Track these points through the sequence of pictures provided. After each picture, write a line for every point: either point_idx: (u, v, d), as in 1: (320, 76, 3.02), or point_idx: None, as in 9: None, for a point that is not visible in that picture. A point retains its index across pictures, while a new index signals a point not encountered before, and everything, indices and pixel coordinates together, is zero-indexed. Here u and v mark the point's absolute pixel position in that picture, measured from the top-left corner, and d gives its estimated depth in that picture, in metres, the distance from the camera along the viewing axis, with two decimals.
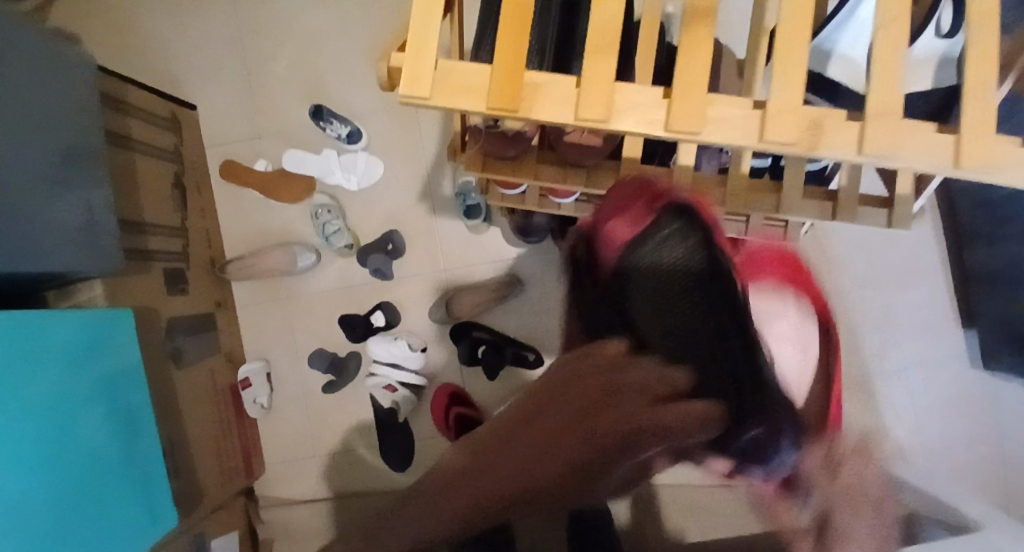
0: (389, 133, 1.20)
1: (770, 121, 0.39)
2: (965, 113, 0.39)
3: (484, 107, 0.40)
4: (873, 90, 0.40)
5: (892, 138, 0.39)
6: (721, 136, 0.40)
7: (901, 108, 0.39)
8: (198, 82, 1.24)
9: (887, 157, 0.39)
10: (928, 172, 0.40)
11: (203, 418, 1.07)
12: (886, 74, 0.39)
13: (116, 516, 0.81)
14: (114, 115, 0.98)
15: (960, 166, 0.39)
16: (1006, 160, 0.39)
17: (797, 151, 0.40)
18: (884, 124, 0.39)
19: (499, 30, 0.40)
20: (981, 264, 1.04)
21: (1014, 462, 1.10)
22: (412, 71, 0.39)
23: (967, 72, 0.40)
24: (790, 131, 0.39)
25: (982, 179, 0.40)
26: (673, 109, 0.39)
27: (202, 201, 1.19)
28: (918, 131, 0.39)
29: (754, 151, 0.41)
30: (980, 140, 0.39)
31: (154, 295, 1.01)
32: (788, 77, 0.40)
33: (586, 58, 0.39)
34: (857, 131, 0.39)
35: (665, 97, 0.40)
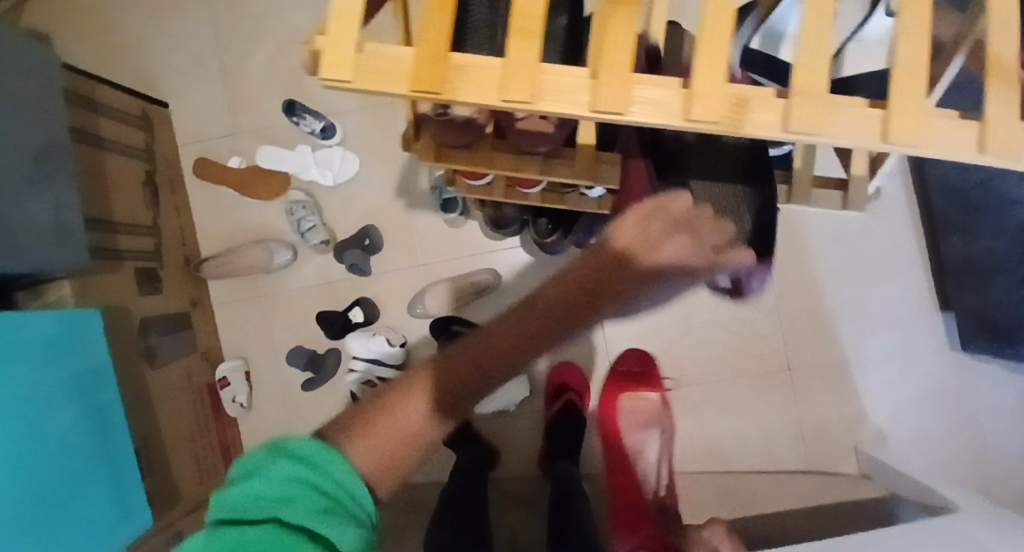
0: (363, 127, 1.19)
1: (697, 102, 0.37)
2: (892, 86, 0.38)
3: (406, 90, 0.38)
4: (799, 63, 0.38)
5: (818, 114, 0.37)
6: (648, 118, 0.38)
7: (827, 84, 0.37)
8: (170, 79, 1.22)
9: (813, 135, 0.38)
10: (857, 148, 0.39)
11: (178, 418, 1.07)
12: (813, 49, 0.38)
13: (87, 515, 0.81)
14: (80, 113, 0.96)
15: (888, 141, 0.37)
16: (934, 134, 0.38)
17: (721, 131, 0.38)
18: (809, 100, 0.37)
19: (427, 15, 0.39)
20: (957, 251, 1.02)
21: (991, 444, 1.11)
22: (332, 55, 0.38)
23: (900, 47, 0.38)
24: (713, 111, 0.37)
25: (912, 153, 0.39)
26: (598, 89, 0.37)
27: (175, 199, 1.18)
28: (845, 105, 0.38)
29: (681, 132, 0.40)
30: (909, 114, 0.37)
31: (125, 294, 1.00)
32: (712, 55, 0.38)
33: (512, 40, 0.38)
34: (783, 107, 0.38)
35: (590, 78, 0.38)
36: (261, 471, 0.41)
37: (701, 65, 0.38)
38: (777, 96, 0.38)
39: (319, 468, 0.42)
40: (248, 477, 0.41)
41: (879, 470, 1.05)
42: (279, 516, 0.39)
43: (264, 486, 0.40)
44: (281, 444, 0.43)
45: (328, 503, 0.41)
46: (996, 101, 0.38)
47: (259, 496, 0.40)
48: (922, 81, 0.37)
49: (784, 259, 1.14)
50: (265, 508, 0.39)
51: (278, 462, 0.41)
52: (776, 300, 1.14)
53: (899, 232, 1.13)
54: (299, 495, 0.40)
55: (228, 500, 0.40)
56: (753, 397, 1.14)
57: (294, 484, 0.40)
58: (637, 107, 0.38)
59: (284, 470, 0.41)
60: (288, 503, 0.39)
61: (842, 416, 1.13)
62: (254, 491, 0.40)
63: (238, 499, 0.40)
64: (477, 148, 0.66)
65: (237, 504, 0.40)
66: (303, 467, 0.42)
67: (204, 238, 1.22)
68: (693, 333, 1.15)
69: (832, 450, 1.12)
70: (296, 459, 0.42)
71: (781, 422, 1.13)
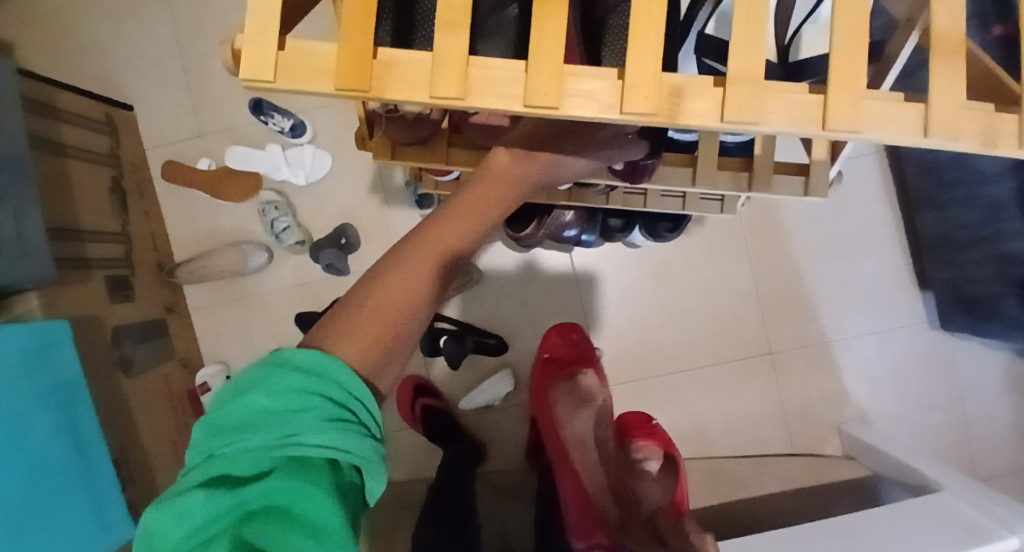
0: (334, 124, 1.17)
1: (630, 92, 0.36)
2: (831, 71, 0.36)
3: (333, 89, 0.37)
4: (737, 47, 0.37)
5: (753, 103, 0.36)
6: (584, 110, 0.37)
7: (763, 71, 0.36)
8: (134, 81, 1.19)
9: (750, 124, 0.37)
10: (796, 136, 0.38)
11: (159, 425, 1.05)
12: (749, 33, 0.37)
13: (61, 530, 0.78)
14: (40, 119, 0.93)
15: (826, 128, 0.36)
16: (870, 119, 0.37)
17: (658, 122, 0.37)
18: (744, 89, 0.36)
19: (351, 8, 0.37)
20: (933, 226, 1.02)
21: (973, 419, 1.12)
22: (253, 53, 0.36)
23: (838, 30, 0.37)
24: (647, 103, 0.36)
25: (853, 138, 0.37)
26: (529, 82, 0.36)
27: (145, 203, 1.16)
28: (781, 92, 0.37)
29: (618, 124, 0.39)
30: (847, 101, 0.36)
31: (96, 302, 0.98)
32: (647, 41, 0.37)
33: (439, 33, 0.37)
34: (720, 96, 0.36)
35: (523, 71, 0.37)
36: (255, 387, 0.35)
37: (634, 53, 0.36)
38: (715, 85, 0.37)
39: (321, 376, 0.37)
40: (241, 394, 0.35)
41: (861, 448, 1.06)
42: (285, 433, 0.34)
43: (261, 406, 0.35)
44: (275, 353, 0.37)
45: (339, 416, 0.36)
46: (942, 80, 0.37)
47: (258, 420, 0.35)
48: (862, 63, 0.36)
49: (763, 241, 1.14)
50: (267, 434, 0.34)
51: (274, 376, 0.36)
52: (755, 282, 1.14)
53: (874, 212, 1.13)
54: (305, 412, 0.35)
55: (221, 423, 0.35)
56: (736, 381, 1.14)
57: (297, 399, 0.35)
58: (572, 100, 0.37)
59: (281, 385, 0.35)
60: (293, 419, 0.35)
61: (825, 396, 1.13)
62: (250, 413, 0.35)
63: (234, 422, 0.35)
64: (432, 144, 0.64)
65: (233, 430, 0.35)
66: (305, 378, 0.36)
67: (177, 242, 1.20)
68: (674, 319, 1.14)
69: (816, 430, 1.13)
70: (294, 370, 0.36)
71: (765, 405, 1.13)
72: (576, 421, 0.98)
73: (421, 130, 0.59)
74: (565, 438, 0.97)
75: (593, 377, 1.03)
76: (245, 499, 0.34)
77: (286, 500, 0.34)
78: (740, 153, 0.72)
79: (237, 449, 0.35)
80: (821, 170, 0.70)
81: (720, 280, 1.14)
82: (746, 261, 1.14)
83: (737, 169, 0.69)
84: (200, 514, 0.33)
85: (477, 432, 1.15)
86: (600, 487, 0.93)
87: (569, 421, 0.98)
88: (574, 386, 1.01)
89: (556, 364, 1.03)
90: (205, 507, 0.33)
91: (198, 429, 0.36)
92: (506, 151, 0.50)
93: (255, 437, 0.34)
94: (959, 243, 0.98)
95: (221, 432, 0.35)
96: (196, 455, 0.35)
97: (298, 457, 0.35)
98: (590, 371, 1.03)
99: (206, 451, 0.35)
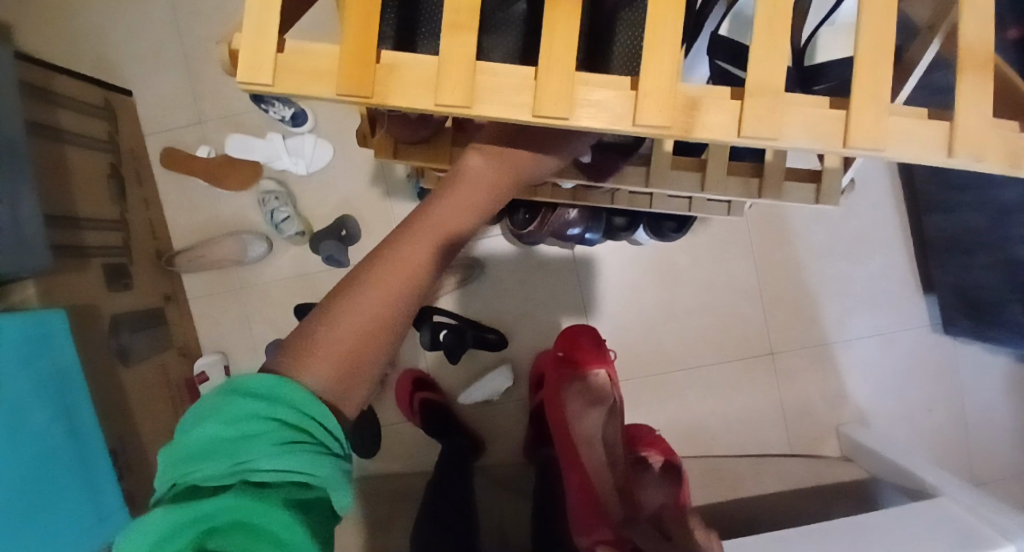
0: (336, 114, 1.16)
1: (644, 103, 0.35)
2: (854, 86, 0.35)
3: (333, 93, 0.36)
4: (756, 58, 0.35)
5: (772, 117, 0.35)
6: (595, 122, 0.36)
7: (783, 83, 0.35)
8: (134, 66, 1.17)
9: (766, 139, 0.36)
10: (815, 151, 0.36)
11: (157, 414, 1.05)
12: (770, 42, 0.35)
13: (57, 521, 0.78)
14: (37, 105, 0.92)
15: (849, 144, 0.35)
16: (891, 137, 0.36)
17: (672, 135, 0.36)
18: (763, 102, 0.35)
19: (352, 8, 0.36)
20: (939, 229, 1.00)
21: (973, 423, 1.12)
22: (250, 52, 0.35)
23: (863, 42, 0.36)
24: (662, 115, 0.35)
25: (875, 156, 0.36)
26: (538, 91, 0.35)
27: (143, 191, 1.15)
28: (802, 105, 0.36)
29: (630, 135, 0.38)
30: (869, 117, 0.35)
31: (94, 291, 0.97)
32: (661, 49, 0.35)
33: (445, 37, 0.35)
34: (738, 109, 0.35)
35: (531, 79, 0.36)
36: (210, 415, 0.38)
37: (648, 62, 0.35)
38: (733, 96, 0.36)
39: (274, 400, 0.39)
40: (197, 423, 0.38)
41: (858, 450, 1.06)
42: (239, 457, 0.37)
43: (215, 433, 0.37)
44: (230, 381, 0.40)
45: (292, 438, 0.39)
46: (967, 96, 0.36)
47: (213, 447, 0.37)
48: (886, 75, 0.35)
49: (768, 240, 1.13)
50: (221, 460, 0.37)
51: (227, 403, 0.38)
52: (758, 282, 1.13)
53: (880, 213, 1.12)
54: (259, 436, 0.38)
55: (181, 451, 0.38)
56: (737, 380, 1.13)
57: (251, 424, 0.38)
58: (582, 110, 0.36)
59: (234, 412, 0.38)
60: (247, 443, 0.37)
61: (824, 397, 1.13)
62: (205, 441, 0.37)
63: (191, 449, 0.37)
64: (435, 143, 0.62)
65: (192, 457, 0.38)
66: (259, 403, 0.39)
67: (176, 230, 1.19)
68: (676, 316, 1.14)
69: (815, 430, 1.12)
70: (248, 397, 0.39)
71: (765, 404, 1.13)
72: (586, 420, 0.98)
73: (423, 129, 0.57)
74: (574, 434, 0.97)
75: (604, 376, 1.00)
76: (202, 520, 0.36)
77: (243, 517, 0.36)
78: (749, 156, 0.71)
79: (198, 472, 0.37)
80: (833, 177, 0.69)
81: (724, 278, 1.13)
82: (750, 260, 1.13)
83: (748, 174, 0.68)
84: (159, 536, 0.35)
85: (476, 427, 1.14)
86: (606, 484, 0.92)
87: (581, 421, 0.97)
88: (586, 386, 0.99)
89: (568, 361, 1.01)
90: (163, 530, 0.35)
91: (163, 458, 0.39)
92: (480, 157, 0.51)
93: (210, 463, 0.37)
94: (966, 246, 0.96)
95: (181, 460, 0.38)
96: (163, 483, 0.38)
97: (255, 478, 0.37)
98: (602, 370, 1.00)
99: (171, 479, 0.38)
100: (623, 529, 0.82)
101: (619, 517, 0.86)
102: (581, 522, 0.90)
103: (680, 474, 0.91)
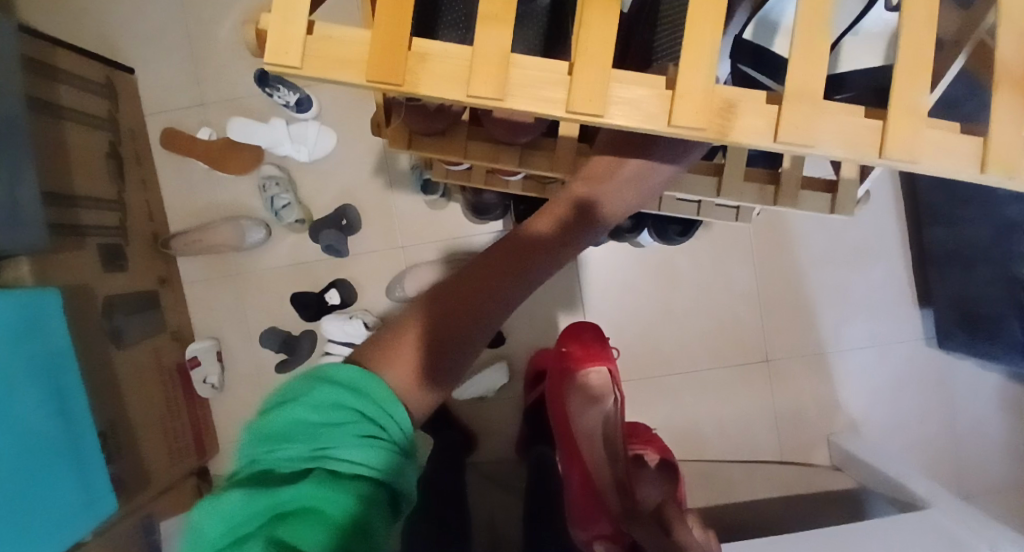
0: (342, 103, 1.14)
1: (680, 104, 0.35)
2: (891, 95, 0.35)
3: (363, 81, 0.35)
4: (793, 64, 0.35)
5: (809, 123, 0.35)
6: (627, 121, 0.35)
7: (821, 89, 0.35)
8: (137, 45, 1.15)
9: (803, 145, 0.35)
10: (851, 160, 0.36)
11: (148, 397, 1.03)
12: (810, 47, 0.35)
13: (45, 502, 0.76)
14: (38, 80, 0.90)
15: (883, 155, 0.35)
16: (926, 150, 0.36)
17: (707, 137, 0.36)
18: (800, 107, 0.35)
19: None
20: (942, 243, 1.01)
21: (964, 437, 1.13)
22: (277, 34, 0.34)
23: (900, 56, 0.36)
24: (699, 116, 0.35)
25: (908, 168, 0.36)
26: (572, 87, 0.35)
27: (142, 171, 1.13)
28: (838, 112, 0.35)
29: (662, 135, 0.37)
30: (906, 128, 0.35)
31: (89, 272, 0.95)
32: (700, 51, 0.35)
33: (479, 27, 0.35)
34: (774, 114, 0.35)
35: (567, 74, 0.35)
36: (296, 398, 0.38)
37: (685, 63, 0.35)
38: (768, 101, 0.36)
39: (358, 391, 0.39)
40: (282, 404, 0.38)
41: (848, 460, 1.06)
42: (320, 444, 0.37)
43: (300, 415, 0.38)
44: (316, 368, 0.40)
45: (371, 432, 0.39)
46: (1002, 113, 0.36)
47: (298, 429, 0.37)
48: (925, 86, 0.35)
49: (769, 248, 1.13)
50: (303, 442, 0.37)
51: (316, 386, 0.38)
52: (758, 289, 1.13)
53: (883, 225, 1.12)
54: (341, 425, 0.38)
55: (263, 429, 0.38)
56: (731, 385, 1.13)
57: (334, 412, 0.38)
58: (615, 108, 0.35)
59: (321, 398, 0.38)
60: (328, 431, 0.37)
61: (818, 404, 1.13)
62: (288, 423, 0.37)
63: (276, 429, 0.37)
64: (449, 137, 0.62)
65: (273, 436, 0.37)
66: (344, 392, 0.39)
67: (173, 212, 1.18)
68: (674, 317, 1.14)
69: (806, 438, 1.13)
70: (333, 384, 0.39)
71: (759, 410, 1.13)
72: (588, 416, 1.02)
73: (438, 121, 0.57)
74: (576, 430, 1.01)
75: (606, 373, 1.01)
76: (278, 502, 0.35)
77: (316, 506, 0.36)
78: (763, 164, 0.71)
79: (274, 455, 0.37)
80: (848, 188, 0.69)
81: (725, 283, 1.13)
82: (750, 266, 1.13)
83: (763, 181, 0.68)
84: (239, 510, 0.35)
85: (470, 423, 1.14)
86: (606, 481, 0.96)
87: (585, 418, 1.02)
88: (584, 386, 1.01)
89: (574, 353, 1.00)
90: (241, 506, 0.35)
91: (245, 435, 0.39)
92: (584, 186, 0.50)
93: (294, 443, 0.37)
94: (966, 262, 0.97)
95: (262, 439, 0.37)
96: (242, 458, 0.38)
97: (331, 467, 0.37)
98: (604, 366, 1.00)
99: (249, 455, 0.38)
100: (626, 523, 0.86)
101: (616, 511, 0.90)
102: (579, 516, 0.92)
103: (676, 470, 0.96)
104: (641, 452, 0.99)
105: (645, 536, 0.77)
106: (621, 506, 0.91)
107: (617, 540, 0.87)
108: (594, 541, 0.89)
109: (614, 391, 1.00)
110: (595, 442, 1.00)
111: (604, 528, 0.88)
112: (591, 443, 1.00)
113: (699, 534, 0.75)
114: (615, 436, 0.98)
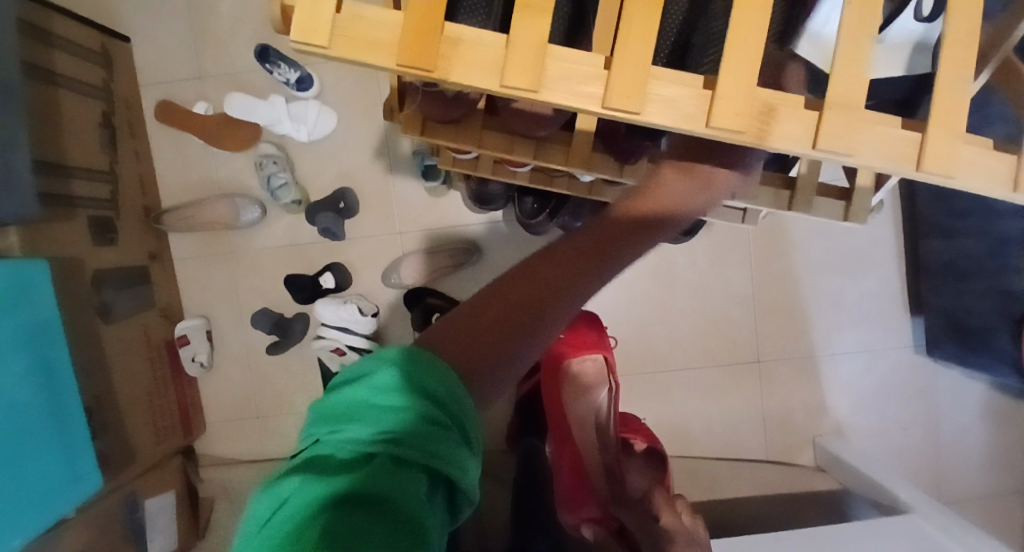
0: (344, 82, 1.12)
1: (720, 105, 0.34)
2: (933, 108, 0.35)
3: (392, 65, 0.34)
4: (835, 71, 0.35)
5: (850, 132, 0.34)
6: (665, 120, 0.35)
7: (863, 98, 0.35)
8: (134, 12, 1.12)
9: (843, 153, 0.35)
10: (887, 171, 0.36)
11: (135, 374, 1.02)
12: (854, 52, 0.35)
13: (29, 477, 0.75)
14: (31, 43, 0.87)
15: (920, 168, 0.35)
16: (961, 165, 0.36)
17: (745, 141, 0.35)
18: (842, 116, 0.34)
19: None
20: (935, 255, 1.02)
21: (946, 447, 1.14)
22: (305, 11, 0.33)
23: (940, 68, 0.35)
24: (738, 120, 0.34)
25: (942, 182, 0.36)
26: (611, 82, 0.34)
27: (135, 143, 1.10)
28: (878, 123, 0.35)
29: (697, 135, 0.37)
30: (946, 142, 0.35)
31: (78, 244, 0.93)
32: (743, 54, 0.34)
33: (516, 14, 0.34)
34: (814, 122, 0.35)
35: (604, 68, 0.34)
36: (362, 376, 0.33)
37: (727, 63, 0.34)
38: (808, 106, 0.35)
39: (429, 372, 0.34)
40: (348, 383, 0.33)
41: (832, 462, 1.07)
42: (385, 427, 0.31)
43: (367, 396, 0.32)
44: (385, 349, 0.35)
45: (440, 418, 0.32)
46: None
47: (362, 411, 0.32)
48: (964, 100, 0.35)
49: (767, 251, 1.13)
50: (370, 422, 0.31)
51: (383, 365, 0.33)
52: (754, 292, 1.14)
53: (882, 232, 1.13)
54: (409, 408, 0.32)
55: (330, 409, 0.32)
56: (722, 385, 1.14)
57: (403, 392, 0.32)
58: (652, 106, 0.35)
59: (387, 378, 0.32)
60: (395, 413, 0.31)
61: (805, 407, 1.14)
62: (353, 403, 0.32)
63: (340, 409, 0.32)
64: (464, 125, 0.61)
65: (337, 418, 0.32)
66: (412, 372, 0.33)
67: (165, 187, 1.15)
68: (669, 316, 1.14)
69: (792, 441, 1.14)
70: (402, 363, 0.33)
71: (747, 411, 1.14)
72: (582, 404, 0.99)
73: (455, 109, 0.56)
74: (567, 417, 0.99)
75: (602, 361, 1.00)
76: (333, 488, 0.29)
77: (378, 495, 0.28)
78: (776, 168, 0.71)
79: (337, 437, 0.31)
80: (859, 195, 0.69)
81: (722, 285, 1.14)
82: (748, 269, 1.13)
83: (778, 186, 0.68)
84: (293, 497, 0.29)
85: None
86: (597, 465, 0.94)
87: (577, 409, 0.99)
88: (577, 375, 0.99)
89: (569, 345, 0.99)
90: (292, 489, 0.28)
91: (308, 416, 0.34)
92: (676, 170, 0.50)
93: (359, 423, 0.31)
94: (959, 275, 0.98)
95: (327, 418, 0.32)
96: (304, 441, 0.33)
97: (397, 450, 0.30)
98: (600, 356, 0.99)
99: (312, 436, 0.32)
100: (612, 508, 0.86)
101: (605, 495, 0.90)
102: (568, 500, 0.94)
103: (664, 462, 0.94)
104: (630, 440, 0.99)
105: (631, 520, 0.79)
106: (609, 490, 0.90)
107: (605, 522, 0.87)
108: (582, 524, 0.90)
109: (608, 380, 0.99)
110: (586, 427, 0.98)
111: (591, 512, 0.89)
112: (583, 420, 0.99)
113: (686, 520, 0.74)
114: (609, 427, 0.95)
